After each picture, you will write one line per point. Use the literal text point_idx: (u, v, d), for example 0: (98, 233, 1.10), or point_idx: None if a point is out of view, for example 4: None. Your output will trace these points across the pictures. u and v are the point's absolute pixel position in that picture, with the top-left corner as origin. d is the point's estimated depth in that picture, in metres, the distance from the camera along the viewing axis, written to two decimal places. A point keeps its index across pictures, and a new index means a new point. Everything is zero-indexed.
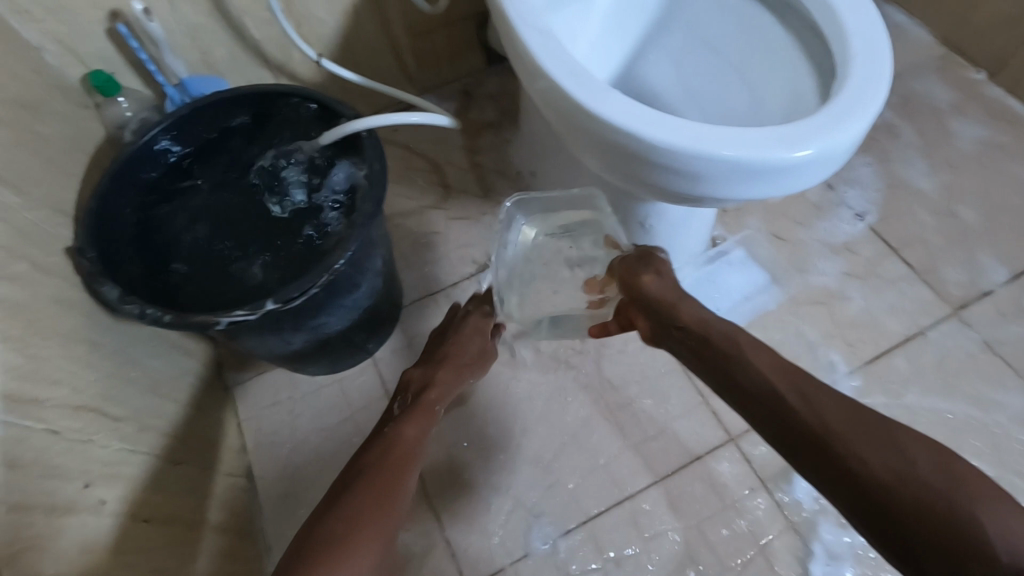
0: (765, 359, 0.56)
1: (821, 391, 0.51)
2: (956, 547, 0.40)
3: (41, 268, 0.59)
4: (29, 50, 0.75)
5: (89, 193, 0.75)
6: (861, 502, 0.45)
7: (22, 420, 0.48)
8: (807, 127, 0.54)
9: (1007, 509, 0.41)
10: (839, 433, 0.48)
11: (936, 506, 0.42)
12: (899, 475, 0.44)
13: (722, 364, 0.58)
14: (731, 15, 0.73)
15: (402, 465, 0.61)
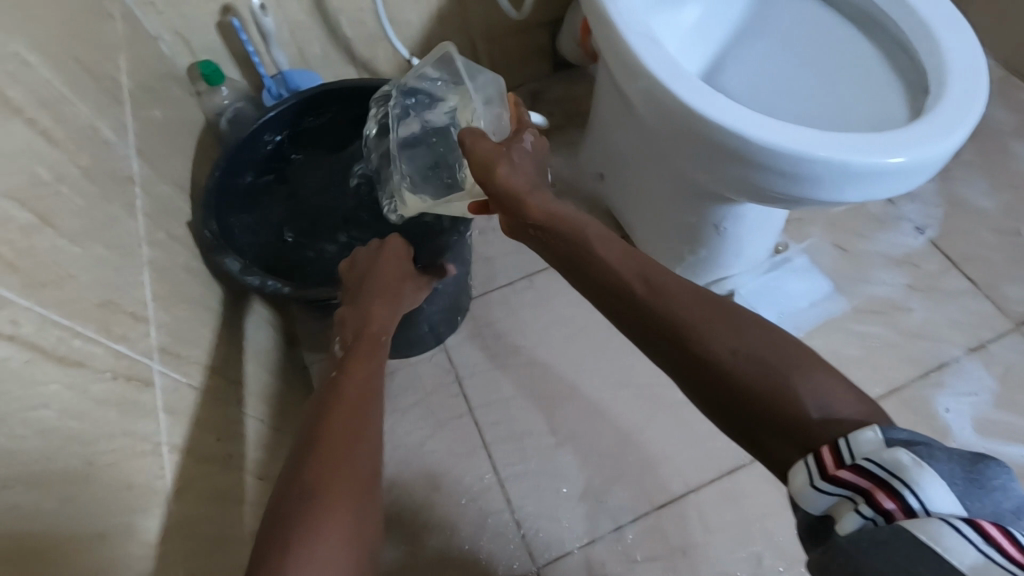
0: (614, 253, 0.52)
1: (658, 272, 0.48)
2: (794, 417, 0.38)
3: (174, 238, 0.64)
4: (149, 39, 0.81)
5: (198, 173, 0.80)
6: (700, 388, 0.42)
7: (172, 372, 0.52)
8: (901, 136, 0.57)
9: (825, 378, 0.39)
10: (682, 318, 0.44)
11: (769, 383, 0.39)
12: (738, 355, 0.41)
13: (578, 264, 0.54)
14: (814, 28, 0.76)
15: (358, 401, 0.51)
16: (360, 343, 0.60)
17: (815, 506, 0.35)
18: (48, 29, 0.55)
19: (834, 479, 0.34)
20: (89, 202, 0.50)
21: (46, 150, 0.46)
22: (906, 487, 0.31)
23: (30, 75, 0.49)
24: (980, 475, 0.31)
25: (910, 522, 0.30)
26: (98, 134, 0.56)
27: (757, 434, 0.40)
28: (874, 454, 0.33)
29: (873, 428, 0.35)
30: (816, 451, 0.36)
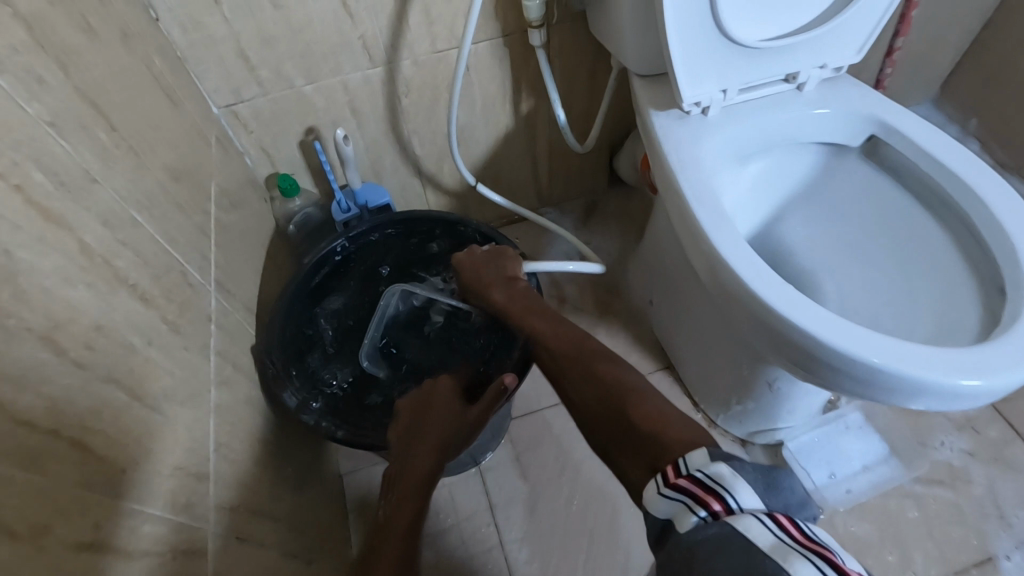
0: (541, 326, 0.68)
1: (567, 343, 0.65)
2: (636, 435, 0.48)
3: (239, 371, 0.65)
4: (237, 157, 0.86)
5: (265, 286, 0.83)
6: (592, 424, 0.54)
7: (225, 529, 0.52)
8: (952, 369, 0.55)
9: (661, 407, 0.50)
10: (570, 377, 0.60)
11: (616, 413, 0.52)
12: (599, 399, 0.55)
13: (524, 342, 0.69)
14: (880, 206, 0.77)
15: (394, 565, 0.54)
16: (410, 492, 0.61)
17: (662, 512, 0.40)
18: (157, 176, 0.59)
19: (674, 486, 0.40)
20: (172, 357, 0.51)
21: (141, 314, 0.48)
22: (728, 491, 0.37)
23: (138, 236, 0.51)
24: (773, 478, 0.39)
25: (729, 518, 0.36)
26: (186, 279, 0.58)
27: (619, 459, 0.49)
28: (703, 466, 0.40)
29: (702, 448, 0.42)
30: (663, 471, 0.42)
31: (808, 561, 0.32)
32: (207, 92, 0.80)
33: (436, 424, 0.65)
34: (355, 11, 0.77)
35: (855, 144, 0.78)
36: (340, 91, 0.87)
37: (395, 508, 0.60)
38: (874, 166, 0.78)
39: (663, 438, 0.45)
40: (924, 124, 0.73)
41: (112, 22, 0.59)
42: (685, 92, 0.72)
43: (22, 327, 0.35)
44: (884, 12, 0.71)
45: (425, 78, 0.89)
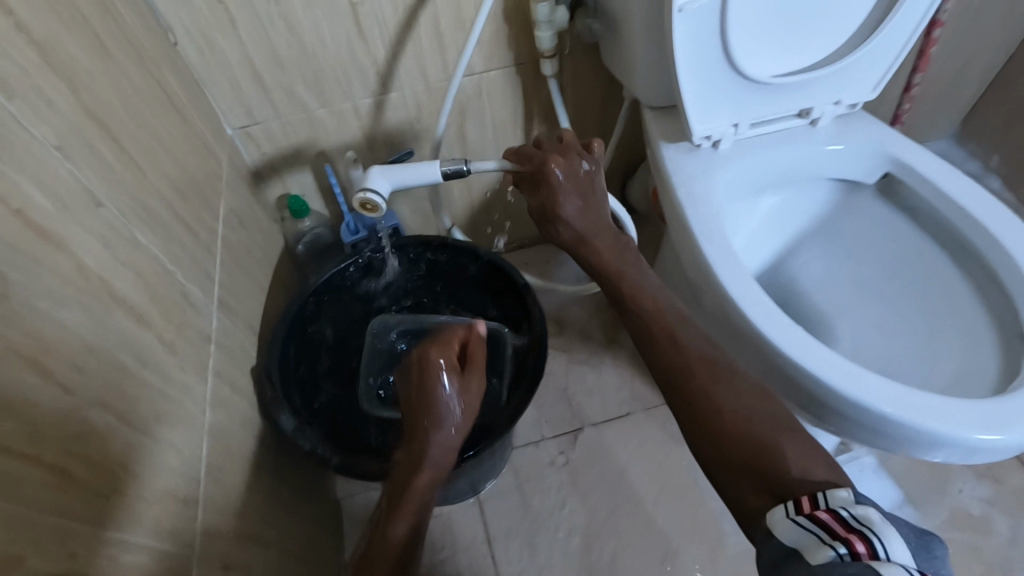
0: (640, 286, 0.65)
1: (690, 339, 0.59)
2: (766, 464, 0.48)
3: (237, 392, 0.65)
4: (249, 176, 0.87)
5: (269, 306, 0.83)
6: (706, 439, 0.52)
7: (211, 558, 0.51)
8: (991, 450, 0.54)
9: (808, 449, 0.49)
10: (693, 371, 0.56)
11: (748, 432, 0.50)
12: (734, 411, 0.52)
13: (634, 298, 0.65)
14: (896, 245, 0.76)
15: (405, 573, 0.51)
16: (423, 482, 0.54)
17: (795, 537, 0.41)
18: (164, 195, 0.59)
19: (810, 516, 0.41)
20: (166, 376, 0.51)
21: (135, 333, 0.48)
22: (876, 536, 0.37)
23: (138, 255, 0.52)
24: (927, 546, 0.39)
25: (876, 561, 0.36)
26: (187, 298, 0.59)
27: (736, 480, 0.49)
28: (849, 508, 0.40)
29: (848, 491, 0.43)
30: (797, 499, 0.44)
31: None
32: (222, 113, 0.81)
33: (444, 444, 0.56)
34: (368, 36, 0.79)
35: (870, 182, 0.77)
36: (352, 115, 0.88)
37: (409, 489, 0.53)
38: (889, 205, 0.77)
39: (794, 472, 0.46)
40: (943, 164, 0.71)
41: (128, 43, 0.61)
42: (696, 128, 0.71)
43: (8, 345, 0.35)
44: (901, 51, 0.70)
45: (437, 104, 0.90)
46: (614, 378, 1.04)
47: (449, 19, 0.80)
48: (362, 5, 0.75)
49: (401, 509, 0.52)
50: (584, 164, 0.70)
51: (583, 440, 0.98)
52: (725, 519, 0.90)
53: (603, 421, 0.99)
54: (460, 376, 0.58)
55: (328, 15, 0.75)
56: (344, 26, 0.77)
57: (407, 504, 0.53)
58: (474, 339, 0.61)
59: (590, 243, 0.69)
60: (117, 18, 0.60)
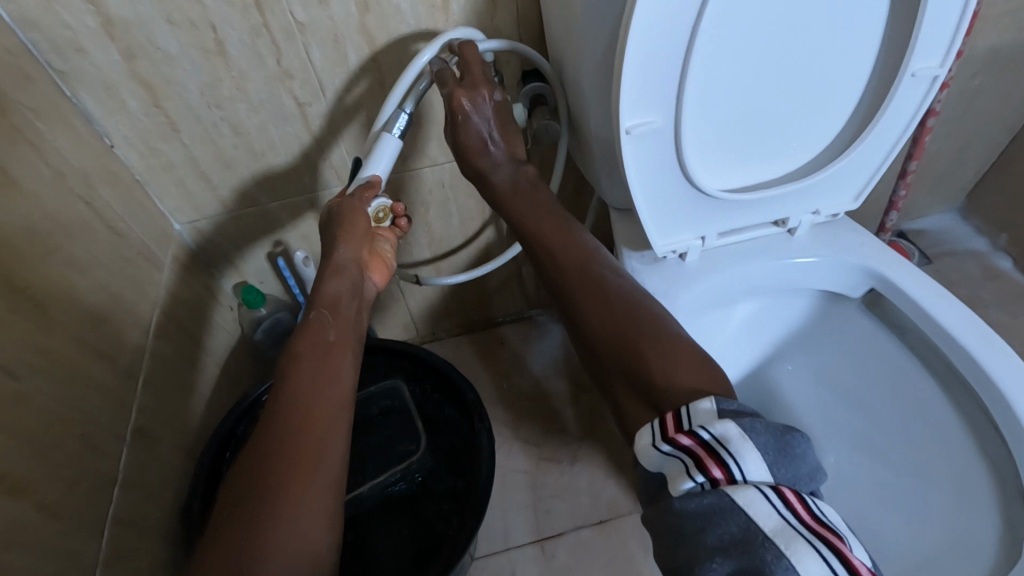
0: (546, 220, 0.66)
1: (575, 254, 0.63)
2: (647, 385, 0.50)
3: (146, 535, 0.60)
4: (198, 270, 0.84)
5: (209, 412, 0.79)
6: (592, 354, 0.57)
7: None
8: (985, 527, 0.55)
9: (676, 359, 0.51)
10: (575, 294, 0.60)
11: (626, 342, 0.54)
12: (610, 322, 0.56)
13: (533, 225, 0.66)
14: (883, 367, 0.68)
15: (317, 380, 0.52)
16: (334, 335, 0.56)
17: (658, 463, 0.44)
18: (71, 328, 0.55)
19: (674, 441, 0.43)
20: (42, 548, 0.46)
21: (3, 511, 0.43)
22: (729, 459, 0.40)
23: (23, 412, 0.47)
24: (786, 445, 0.41)
25: (729, 487, 0.39)
26: (88, 441, 0.54)
27: (621, 397, 0.53)
28: (708, 424, 0.42)
29: (710, 399, 0.44)
30: (664, 416, 0.46)
31: (812, 549, 0.36)
32: (169, 211, 0.78)
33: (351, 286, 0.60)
34: (320, 135, 0.75)
35: (854, 295, 0.70)
36: (308, 208, 0.84)
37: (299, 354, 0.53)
38: (875, 320, 0.70)
39: (665, 385, 0.49)
40: (930, 284, 0.65)
41: (46, 164, 0.57)
42: (658, 242, 0.66)
43: None
44: (881, 161, 0.64)
45: (399, 194, 0.86)
46: (586, 477, 0.97)
47: None
48: (311, 107, 0.72)
49: (296, 373, 0.52)
50: (493, 97, 0.64)
51: (549, 552, 0.90)
52: None
53: (594, 521, 0.93)
54: (339, 231, 0.60)
55: (276, 117, 0.72)
56: (294, 126, 0.74)
57: (303, 359, 0.53)
58: (348, 200, 0.60)
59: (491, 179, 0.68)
60: (33, 140, 0.56)
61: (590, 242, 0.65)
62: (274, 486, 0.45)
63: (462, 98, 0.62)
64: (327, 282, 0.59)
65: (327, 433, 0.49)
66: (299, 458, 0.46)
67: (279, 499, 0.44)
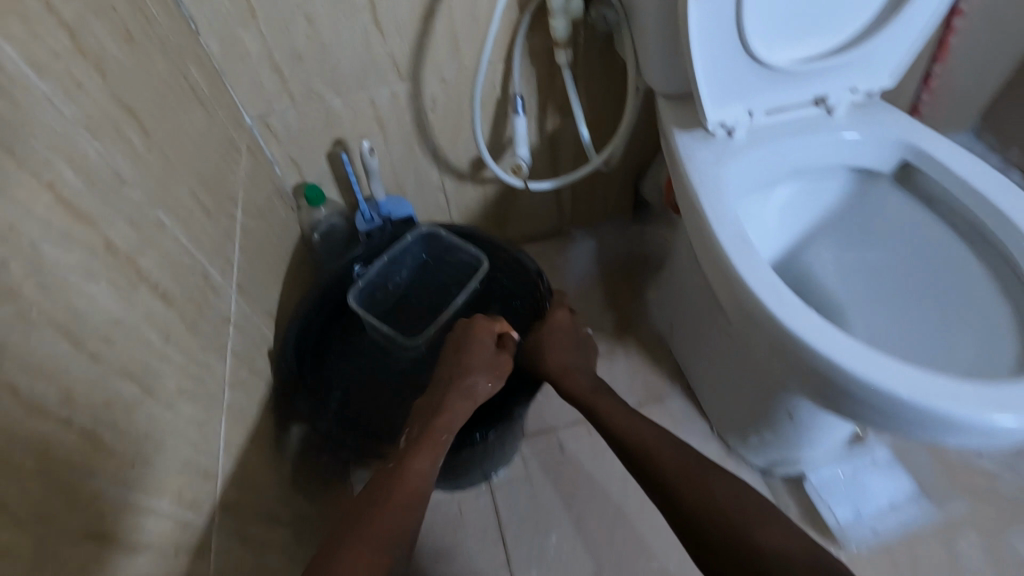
0: (610, 406, 0.72)
1: (658, 441, 0.67)
2: (753, 559, 0.56)
3: (253, 376, 0.67)
4: (266, 165, 0.89)
5: (283, 292, 0.85)
6: (692, 538, 0.61)
7: (227, 526, 0.53)
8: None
9: (773, 529, 0.58)
10: (665, 473, 0.64)
11: (729, 513, 0.59)
12: (710, 496, 0.61)
13: (591, 406, 0.73)
14: (914, 234, 0.74)
15: (408, 498, 0.60)
16: (421, 450, 0.65)
17: None
18: (187, 182, 0.61)
19: None
20: (186, 352, 0.52)
21: (162, 312, 0.50)
22: None
23: (163, 236, 0.53)
24: None
25: None
26: (208, 280, 0.60)
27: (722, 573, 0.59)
28: None
29: None
30: None
31: None
32: (241, 104, 0.83)
33: (463, 394, 0.69)
34: (385, 29, 0.80)
35: (886, 170, 0.76)
36: (368, 107, 0.89)
37: (400, 463, 0.63)
38: (907, 194, 0.75)
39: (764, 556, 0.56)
40: (961, 153, 0.70)
41: (154, 34, 0.62)
42: (708, 115, 0.72)
43: (44, 320, 0.36)
44: (917, 35, 0.70)
45: (452, 96, 0.91)
46: (624, 369, 1.04)
47: (466, 12, 0.81)
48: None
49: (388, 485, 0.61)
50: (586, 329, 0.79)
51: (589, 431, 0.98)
52: None
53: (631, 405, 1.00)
54: (452, 349, 0.73)
55: (345, 7, 0.76)
56: (362, 21, 0.78)
57: (407, 464, 0.63)
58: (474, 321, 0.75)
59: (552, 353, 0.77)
60: (143, 9, 0.61)
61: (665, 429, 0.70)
62: None
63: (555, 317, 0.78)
64: (428, 405, 0.70)
65: (405, 536, 0.58)
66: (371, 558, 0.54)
67: None
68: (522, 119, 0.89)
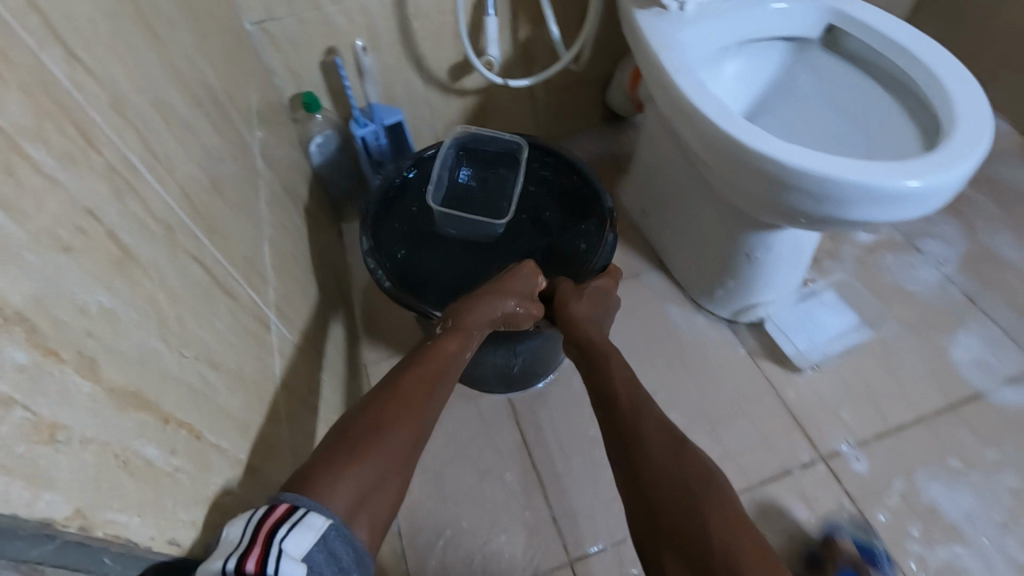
0: (622, 377, 0.70)
1: (652, 417, 0.64)
2: (705, 555, 0.51)
3: (281, 229, 0.75)
4: (266, 71, 0.96)
5: (293, 183, 0.93)
6: (644, 523, 0.57)
7: (282, 327, 0.62)
8: (968, 129, 0.67)
9: (736, 529, 0.53)
10: (646, 447, 0.61)
11: (692, 501, 0.55)
12: (676, 481, 0.57)
13: (596, 372, 0.71)
14: (844, 86, 0.87)
15: (433, 382, 0.62)
16: (451, 339, 0.67)
17: None
18: (213, 50, 0.69)
19: None
20: (234, 179, 0.61)
21: (215, 138, 0.58)
22: None
23: (205, 81, 0.61)
24: None
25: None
26: (241, 136, 0.68)
27: (667, 565, 0.54)
28: None
29: None
30: None
31: None
32: (242, 10, 0.90)
33: (493, 308, 0.70)
34: None
35: (816, 35, 0.88)
36: (358, 14, 0.97)
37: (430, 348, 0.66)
38: (835, 54, 0.88)
39: (720, 551, 0.51)
40: (873, 8, 0.82)
41: None
42: None
43: (143, 89, 0.44)
44: None
45: (436, 3, 1.00)
46: None
47: None
48: None
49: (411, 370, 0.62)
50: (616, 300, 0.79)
51: None
52: (710, 342, 1.00)
53: None
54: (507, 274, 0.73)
55: None
56: None
57: (427, 361, 0.64)
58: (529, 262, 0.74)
59: (583, 316, 0.73)
60: None
61: (662, 411, 0.67)
62: (370, 440, 0.53)
63: (606, 278, 0.77)
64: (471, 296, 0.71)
65: (418, 433, 0.57)
66: (385, 431, 0.54)
67: (366, 453, 0.51)
68: (493, 18, 1.00)
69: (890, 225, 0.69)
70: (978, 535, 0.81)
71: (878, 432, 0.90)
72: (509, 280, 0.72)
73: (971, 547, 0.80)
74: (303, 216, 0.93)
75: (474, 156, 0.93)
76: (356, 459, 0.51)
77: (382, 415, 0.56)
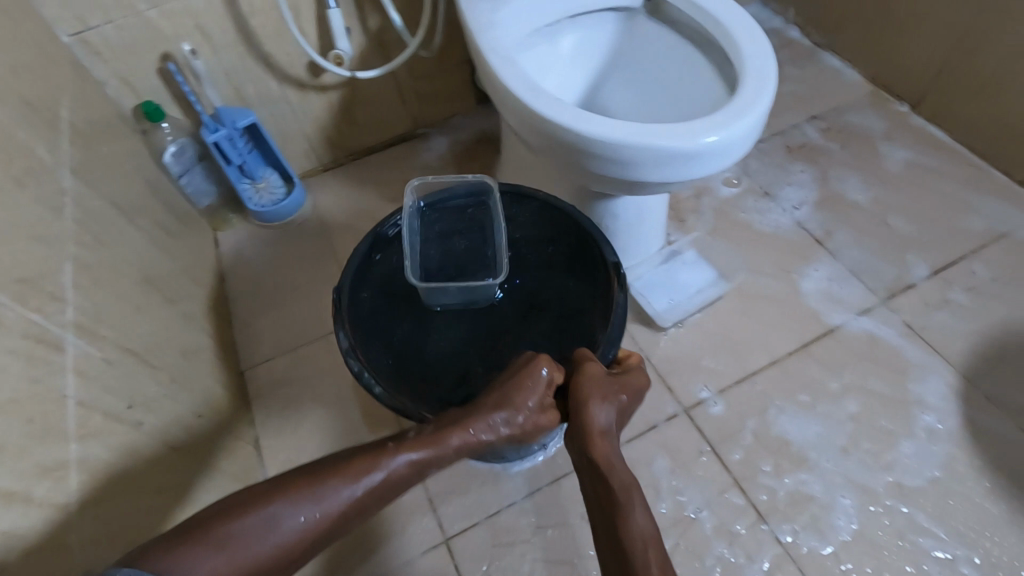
0: (645, 535, 0.58)
1: None
2: None
3: (101, 244, 0.74)
4: (93, 82, 0.93)
5: (134, 196, 0.91)
6: None
7: (87, 344, 0.61)
8: (752, 88, 0.70)
9: None
10: None
11: None
12: None
13: (610, 518, 0.60)
14: (667, 52, 0.90)
15: (357, 507, 0.54)
16: (416, 446, 0.58)
17: None
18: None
19: None
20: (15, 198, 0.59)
21: None
22: None
23: None
24: None
25: None
26: (34, 154, 0.66)
27: None
28: None
29: None
30: None
31: None
32: (53, 22, 0.87)
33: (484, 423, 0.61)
34: None
35: (638, 4, 0.91)
36: (186, 16, 0.95)
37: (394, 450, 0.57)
38: (657, 21, 0.91)
39: None
40: None
41: None
42: None
43: None
44: None
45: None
46: None
47: None
48: None
49: (346, 473, 0.55)
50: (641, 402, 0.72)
51: None
52: None
53: None
54: (521, 371, 0.64)
55: None
56: None
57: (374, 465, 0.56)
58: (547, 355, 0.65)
59: (605, 430, 0.65)
60: None
61: None
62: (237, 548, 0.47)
63: (633, 378, 0.71)
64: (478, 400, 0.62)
65: (294, 558, 0.51)
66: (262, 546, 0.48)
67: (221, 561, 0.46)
68: (334, 10, 1.00)
69: (690, 181, 0.73)
70: (821, 461, 0.87)
71: (735, 378, 0.94)
72: (524, 386, 0.63)
73: (816, 474, 0.86)
74: (148, 230, 0.91)
75: (439, 220, 0.83)
76: (218, 550, 0.46)
77: (277, 520, 0.50)
